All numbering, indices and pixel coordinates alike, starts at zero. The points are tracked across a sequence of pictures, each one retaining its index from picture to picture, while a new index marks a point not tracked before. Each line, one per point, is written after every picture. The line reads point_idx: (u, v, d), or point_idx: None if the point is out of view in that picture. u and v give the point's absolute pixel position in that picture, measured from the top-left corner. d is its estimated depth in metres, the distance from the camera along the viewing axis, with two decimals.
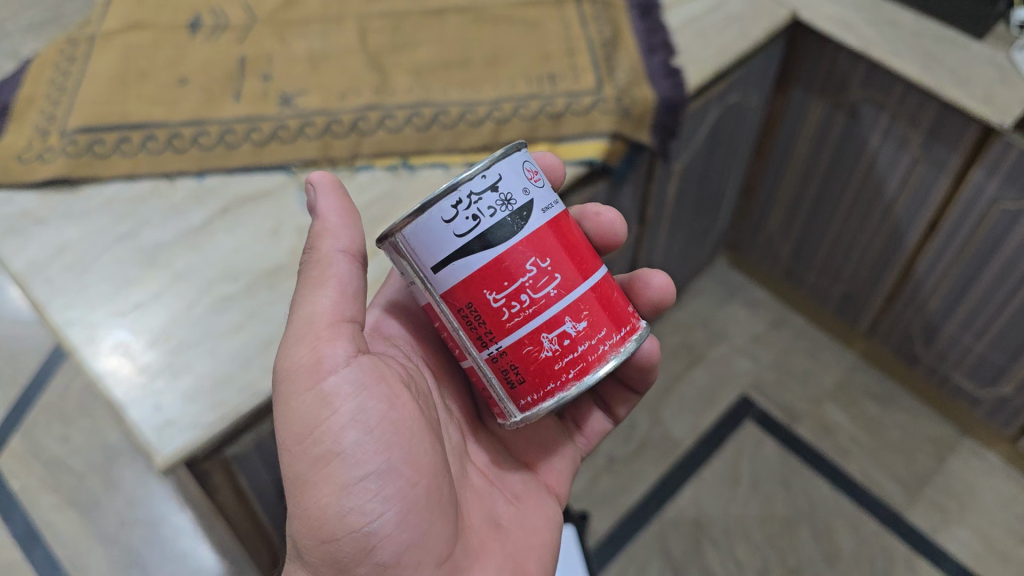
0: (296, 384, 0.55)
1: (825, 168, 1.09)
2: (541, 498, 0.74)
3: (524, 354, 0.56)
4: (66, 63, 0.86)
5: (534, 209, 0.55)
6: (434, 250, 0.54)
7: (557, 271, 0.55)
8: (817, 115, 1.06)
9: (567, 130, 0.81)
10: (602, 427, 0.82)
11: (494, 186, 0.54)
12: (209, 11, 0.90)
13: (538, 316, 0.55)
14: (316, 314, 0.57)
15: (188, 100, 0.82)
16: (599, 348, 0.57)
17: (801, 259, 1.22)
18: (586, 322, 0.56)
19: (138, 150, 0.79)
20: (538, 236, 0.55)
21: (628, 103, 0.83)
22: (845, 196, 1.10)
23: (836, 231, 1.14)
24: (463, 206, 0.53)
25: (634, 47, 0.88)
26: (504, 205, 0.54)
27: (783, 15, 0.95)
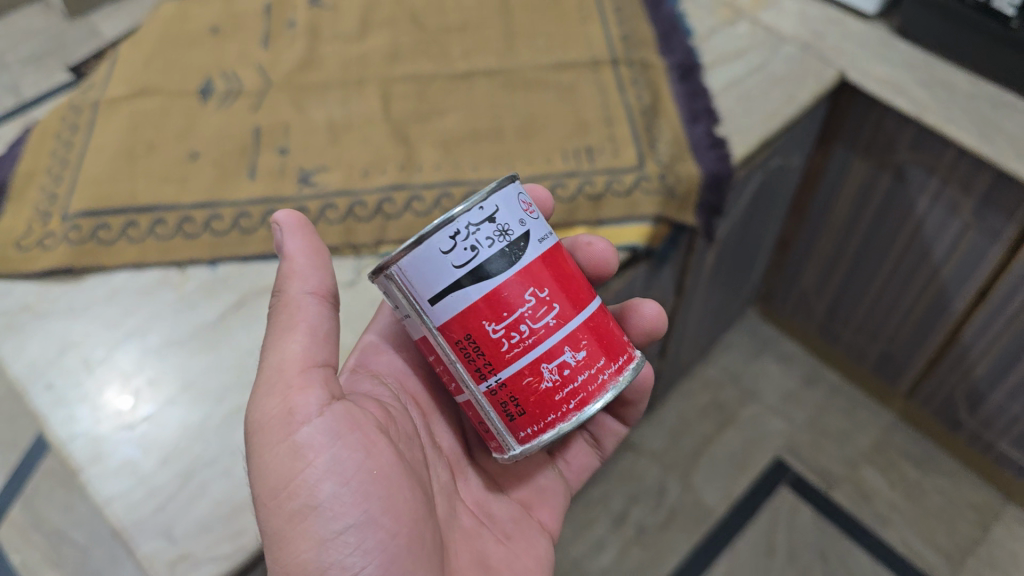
0: (269, 435, 0.52)
1: (866, 229, 1.02)
2: (533, 536, 0.71)
3: (524, 386, 0.53)
4: (69, 133, 0.81)
5: (530, 239, 0.53)
6: (431, 283, 0.51)
7: (556, 301, 0.53)
8: (859, 175, 0.98)
9: (607, 212, 0.75)
10: (591, 461, 0.80)
11: (490, 216, 0.52)
12: (219, 73, 0.84)
13: (538, 346, 0.53)
14: (285, 361, 0.54)
15: (200, 177, 0.77)
16: (598, 377, 0.55)
17: (839, 318, 1.14)
18: (585, 352, 0.54)
19: (145, 235, 0.74)
20: (535, 267, 0.53)
21: (673, 181, 0.77)
22: (887, 258, 1.02)
23: (875, 293, 1.07)
24: (461, 237, 0.51)
25: (677, 115, 0.82)
26: (502, 236, 0.52)
27: (830, 76, 0.87)
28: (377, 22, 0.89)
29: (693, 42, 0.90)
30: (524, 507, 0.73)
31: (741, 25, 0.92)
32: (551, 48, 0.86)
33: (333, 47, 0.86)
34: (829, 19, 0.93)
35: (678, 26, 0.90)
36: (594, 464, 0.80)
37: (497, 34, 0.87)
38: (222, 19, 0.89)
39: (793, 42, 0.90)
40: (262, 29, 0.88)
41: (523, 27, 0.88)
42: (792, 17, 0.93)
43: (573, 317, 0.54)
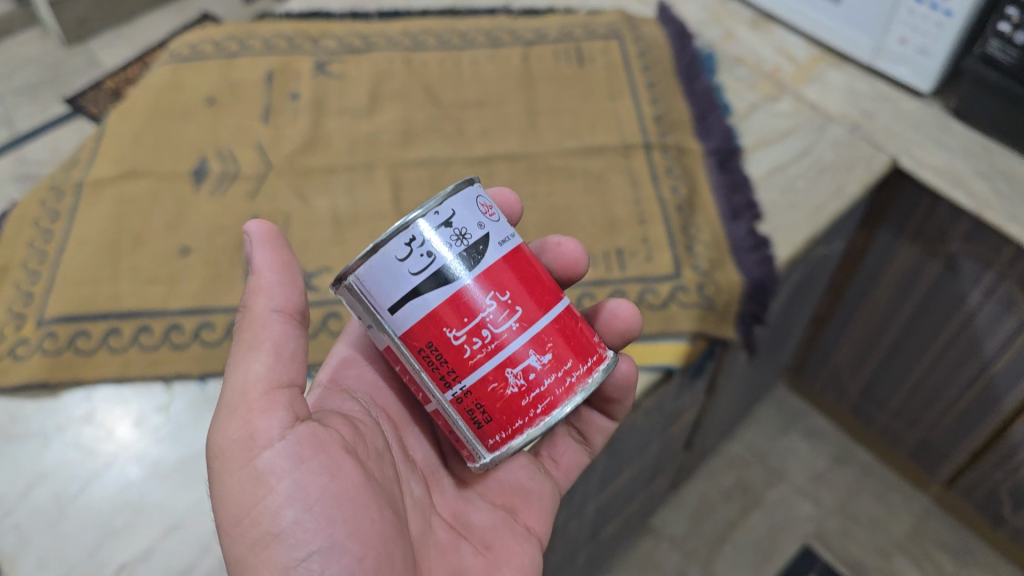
0: (228, 461, 0.46)
1: (910, 314, 0.94)
2: (519, 542, 0.58)
3: (489, 392, 0.47)
4: (49, 220, 0.74)
5: (491, 242, 0.47)
6: (387, 291, 0.46)
7: (520, 304, 0.47)
8: (906, 260, 0.91)
9: (640, 327, 0.68)
10: (579, 459, 0.65)
11: (447, 218, 0.46)
12: (215, 153, 0.77)
13: (501, 353, 0.47)
14: (247, 378, 0.47)
15: (190, 279, 0.69)
16: (567, 378, 0.48)
17: (875, 399, 1.07)
18: (551, 355, 0.48)
19: (128, 344, 0.66)
20: (498, 271, 0.47)
21: (713, 292, 0.69)
22: (932, 346, 0.94)
23: (917, 379, 0.99)
24: (416, 243, 0.45)
25: (716, 212, 0.75)
26: (459, 241, 0.46)
27: (882, 161, 0.80)
28: (388, 95, 0.81)
29: (731, 121, 0.82)
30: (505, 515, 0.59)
31: (783, 101, 0.84)
32: (577, 130, 0.79)
33: (339, 124, 0.79)
34: (881, 96, 0.85)
35: (716, 104, 0.83)
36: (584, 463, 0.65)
37: (519, 112, 0.80)
38: (218, 89, 0.81)
39: (840, 122, 0.83)
40: (262, 103, 0.80)
41: (547, 104, 0.81)
42: (840, 92, 0.86)
43: (538, 319, 0.48)
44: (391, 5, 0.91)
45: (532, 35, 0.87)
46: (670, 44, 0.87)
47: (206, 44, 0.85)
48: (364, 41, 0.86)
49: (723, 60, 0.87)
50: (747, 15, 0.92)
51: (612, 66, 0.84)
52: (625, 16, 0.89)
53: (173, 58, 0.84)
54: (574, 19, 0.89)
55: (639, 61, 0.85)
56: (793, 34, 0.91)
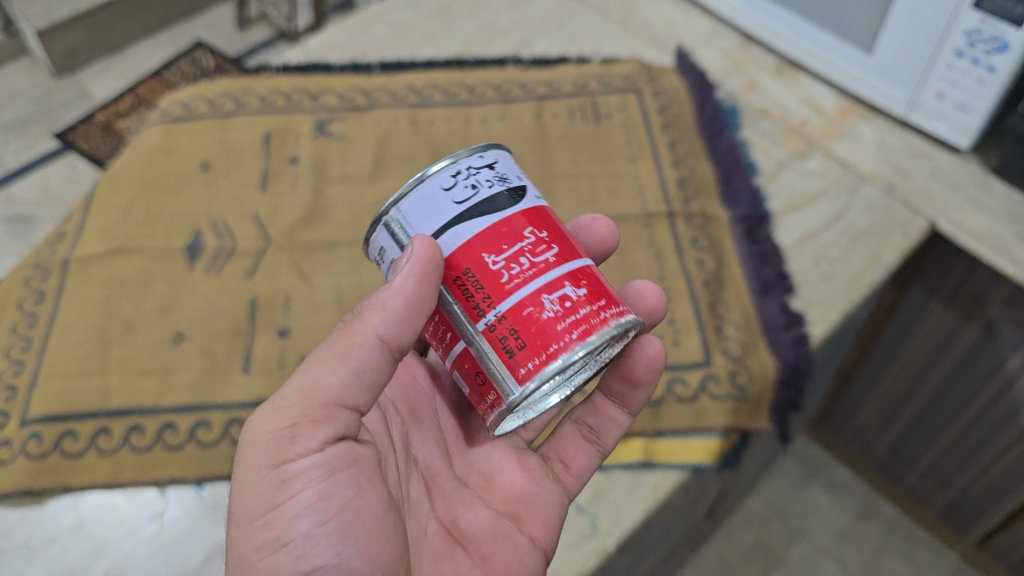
0: (259, 454, 0.43)
1: (946, 374, 0.90)
2: (515, 556, 0.49)
3: (522, 318, 0.42)
4: (34, 302, 0.69)
5: (529, 193, 0.46)
6: (429, 223, 0.44)
7: (556, 242, 0.44)
8: (940, 321, 0.86)
9: (669, 422, 0.63)
10: (592, 463, 0.56)
11: (491, 164, 0.46)
12: (210, 227, 0.72)
13: (539, 278, 0.42)
14: (313, 377, 0.44)
15: (186, 370, 0.65)
16: (604, 314, 0.42)
17: (906, 456, 1.03)
18: (589, 290, 0.43)
19: (119, 445, 0.62)
20: (537, 214, 0.45)
21: (745, 380, 0.65)
22: (969, 408, 0.90)
23: (952, 439, 0.95)
24: (461, 175, 0.45)
25: (747, 288, 0.71)
26: (501, 180, 0.45)
27: (918, 225, 0.75)
28: (393, 157, 0.76)
29: (759, 182, 0.78)
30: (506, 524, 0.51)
31: (812, 159, 0.80)
32: (596, 196, 0.74)
33: (341, 190, 0.74)
34: (915, 152, 0.80)
35: (742, 163, 0.78)
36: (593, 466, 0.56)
37: (533, 176, 0.75)
38: (212, 153, 0.76)
39: (874, 182, 0.78)
40: (259, 169, 0.76)
41: (562, 167, 0.76)
42: (871, 148, 0.81)
43: (572, 259, 0.44)
44: (394, 55, 0.86)
45: (545, 88, 0.82)
46: (692, 97, 0.83)
47: (200, 103, 0.80)
48: (367, 97, 0.81)
49: (748, 112, 0.83)
50: (770, 61, 0.87)
51: (631, 124, 0.80)
52: (643, 66, 0.84)
53: (165, 118, 0.80)
54: (589, 69, 0.84)
55: (660, 118, 0.80)
56: (819, 82, 0.85)
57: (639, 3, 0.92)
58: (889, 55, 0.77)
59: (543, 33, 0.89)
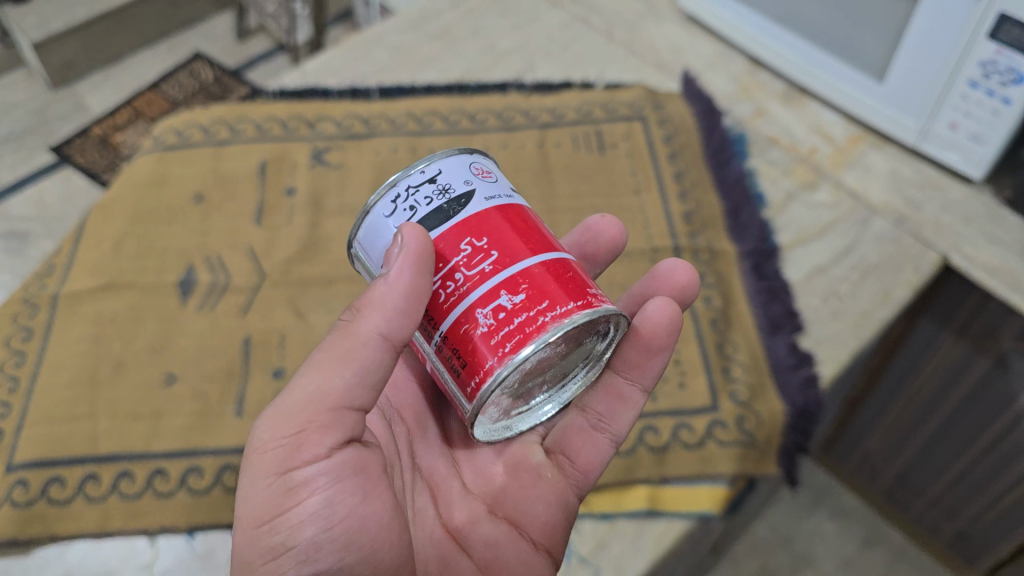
0: (265, 458, 0.42)
1: (954, 406, 0.88)
2: (520, 560, 0.49)
3: (459, 337, 0.41)
4: (21, 340, 0.67)
5: (476, 196, 0.43)
6: (379, 251, 0.44)
7: (496, 247, 0.41)
8: (950, 354, 0.84)
9: (674, 469, 0.62)
10: (604, 455, 0.54)
11: (432, 175, 0.43)
12: (204, 261, 0.70)
13: (469, 295, 0.41)
14: (316, 375, 0.42)
15: (177, 413, 0.63)
16: (541, 318, 0.40)
17: (913, 484, 1.00)
18: (525, 293, 0.40)
19: (107, 492, 0.60)
20: (481, 218, 0.42)
21: (753, 425, 0.63)
22: (977, 440, 0.88)
23: (959, 470, 0.92)
24: (400, 200, 0.43)
25: (755, 327, 0.69)
26: (440, 193, 0.43)
27: (931, 259, 0.72)
28: None
29: (766, 215, 0.77)
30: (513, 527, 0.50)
31: (822, 190, 0.78)
32: None
33: (339, 223, 0.72)
34: (927, 183, 0.78)
35: (750, 195, 0.76)
36: (604, 457, 0.54)
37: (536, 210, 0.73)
38: (207, 184, 0.75)
39: (886, 214, 0.76)
40: (255, 201, 0.74)
41: (565, 199, 0.74)
42: (882, 177, 0.78)
43: (514, 260, 0.41)
44: (394, 80, 0.84)
45: (548, 115, 0.81)
46: (698, 124, 0.81)
47: (194, 130, 0.79)
48: (366, 124, 0.79)
49: (756, 141, 0.81)
50: (778, 87, 0.85)
51: (636, 154, 0.78)
52: (649, 92, 0.83)
53: (159, 146, 0.78)
54: (593, 96, 0.83)
55: (665, 147, 0.79)
56: (829, 109, 0.83)
57: (644, 25, 0.90)
58: (901, 83, 0.75)
59: (546, 57, 0.87)
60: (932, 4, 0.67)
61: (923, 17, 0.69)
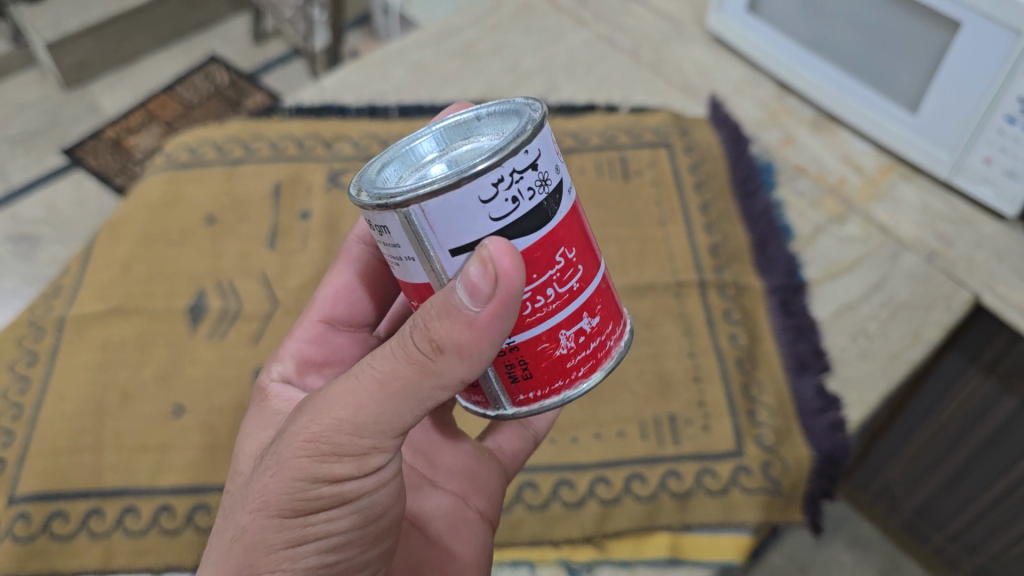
0: (308, 461, 0.37)
1: (975, 445, 0.83)
2: (470, 528, 0.49)
3: (534, 354, 0.38)
4: (27, 365, 0.65)
5: (563, 190, 0.36)
6: (454, 235, 0.34)
7: (582, 261, 0.38)
8: (972, 391, 0.80)
9: (696, 516, 0.60)
10: (527, 449, 0.55)
11: (534, 158, 0.35)
12: (214, 287, 0.69)
13: (559, 315, 0.37)
14: (385, 400, 0.37)
15: (184, 446, 0.61)
16: (607, 343, 0.40)
17: (935, 516, 0.96)
18: (601, 315, 0.39)
19: (111, 528, 0.58)
20: (570, 221, 0.37)
21: (779, 472, 0.61)
22: (999, 480, 0.83)
23: (981, 507, 0.88)
24: (504, 182, 0.33)
25: (782, 368, 0.66)
26: (542, 186, 0.35)
27: (963, 298, 0.68)
28: None
29: (793, 248, 0.74)
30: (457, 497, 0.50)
31: (851, 222, 0.75)
32: (623, 264, 0.72)
33: None
34: (959, 219, 0.74)
35: (776, 227, 0.74)
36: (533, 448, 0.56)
37: None
38: (219, 205, 0.73)
39: (916, 249, 0.72)
40: (268, 224, 0.72)
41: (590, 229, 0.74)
42: (913, 211, 0.75)
43: (593, 276, 0.39)
44: (413, 98, 0.82)
45: (571, 140, 0.80)
46: (725, 152, 0.79)
47: (207, 147, 0.77)
48: (384, 145, 0.77)
49: (784, 169, 0.79)
50: (808, 114, 0.83)
51: (661, 183, 0.78)
52: (675, 117, 0.82)
53: (171, 163, 0.77)
54: (618, 119, 0.82)
55: (692, 177, 0.78)
56: (859, 137, 0.81)
57: (671, 46, 0.88)
58: (935, 113, 0.71)
59: (569, 77, 0.86)
60: (974, 30, 0.64)
61: (963, 42, 0.65)
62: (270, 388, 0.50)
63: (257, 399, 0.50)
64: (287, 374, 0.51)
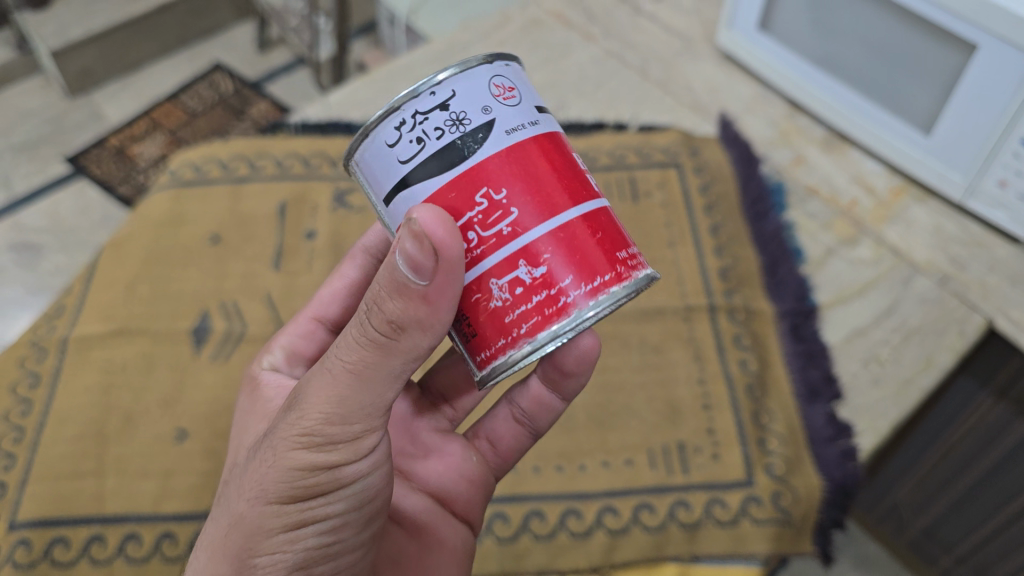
0: (298, 449, 0.38)
1: (982, 471, 0.79)
2: (449, 530, 0.51)
3: (473, 306, 0.39)
4: (28, 387, 0.65)
5: (493, 131, 0.37)
6: (383, 180, 0.39)
7: (516, 204, 0.37)
8: (983, 415, 0.76)
9: (707, 547, 0.59)
10: (524, 445, 0.55)
11: (444, 101, 0.37)
12: (219, 308, 0.68)
13: (482, 260, 0.37)
14: (361, 383, 0.38)
15: (187, 472, 0.60)
16: (564, 300, 0.37)
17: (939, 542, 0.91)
18: (547, 267, 0.37)
19: (113, 555, 0.57)
20: (498, 164, 0.37)
21: (789, 502, 0.60)
22: (1006, 509, 0.79)
23: (987, 535, 0.84)
24: (405, 125, 0.37)
25: (792, 396, 0.65)
26: (454, 126, 0.37)
27: (976, 324, 0.67)
28: None
29: (804, 271, 0.73)
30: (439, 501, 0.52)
31: (863, 245, 0.74)
32: None
33: None
34: (972, 241, 0.73)
35: (787, 249, 0.73)
36: (526, 447, 0.55)
37: None
38: (224, 225, 0.73)
39: (929, 273, 0.71)
40: (273, 245, 0.72)
41: None
42: (926, 234, 0.74)
43: (535, 223, 0.37)
44: None
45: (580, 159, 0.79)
46: (736, 173, 0.78)
47: (212, 165, 0.76)
48: None
49: (794, 191, 0.78)
50: (819, 133, 0.82)
51: (671, 205, 0.77)
52: (685, 137, 0.81)
53: (176, 181, 0.76)
54: (627, 139, 0.81)
55: (702, 199, 0.77)
56: (871, 158, 0.80)
57: (681, 65, 0.88)
58: (949, 135, 0.70)
59: (579, 95, 0.85)
60: (991, 53, 0.63)
61: (979, 65, 0.64)
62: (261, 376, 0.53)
63: (248, 389, 0.53)
64: (276, 364, 0.55)
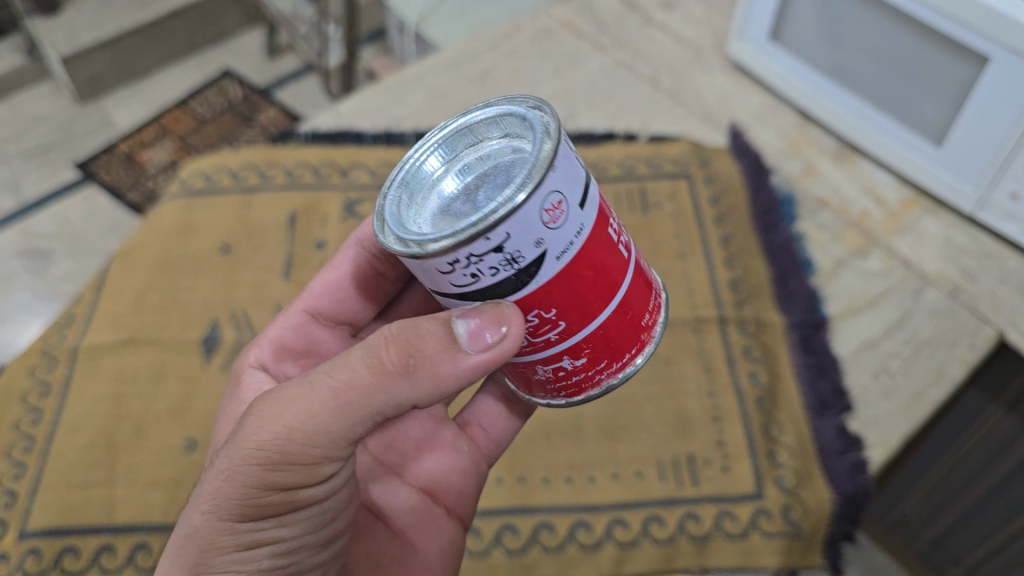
0: (255, 465, 0.38)
1: (988, 486, 0.79)
2: (436, 527, 0.50)
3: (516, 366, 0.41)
4: (40, 395, 0.65)
5: (545, 261, 0.34)
6: (429, 280, 0.36)
7: (564, 319, 0.36)
8: (992, 428, 0.76)
9: (715, 560, 0.59)
10: (514, 427, 0.56)
11: (501, 241, 0.32)
12: (229, 318, 0.68)
13: (532, 353, 0.39)
14: (338, 411, 0.39)
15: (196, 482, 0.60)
16: (595, 377, 0.40)
17: (943, 556, 0.90)
18: (585, 361, 0.39)
19: (124, 563, 0.57)
20: (553, 287, 0.35)
21: (799, 516, 0.60)
22: (1010, 525, 0.79)
23: (988, 553, 0.84)
24: (459, 264, 0.33)
25: (802, 408, 0.65)
26: (510, 267, 0.33)
27: (988, 336, 0.67)
28: None
29: (815, 282, 0.73)
30: (427, 495, 0.52)
31: (873, 257, 0.74)
32: None
33: None
34: (983, 252, 0.73)
35: (797, 260, 0.73)
36: (515, 428, 0.56)
37: None
38: (234, 234, 0.73)
39: (939, 285, 0.71)
40: (283, 254, 0.72)
41: None
42: (936, 246, 0.74)
43: (584, 328, 0.37)
44: (430, 123, 0.81)
45: (590, 168, 0.79)
46: (746, 184, 0.78)
47: (222, 174, 0.77)
48: None
49: (804, 202, 0.78)
50: (829, 144, 0.82)
51: (681, 216, 0.77)
52: (695, 147, 0.81)
53: (187, 190, 0.76)
54: (637, 149, 0.81)
55: (711, 210, 0.77)
56: (882, 169, 0.80)
57: (691, 75, 0.88)
58: (960, 146, 0.70)
59: (588, 105, 0.86)
60: (1005, 64, 0.62)
61: (991, 78, 0.64)
62: (243, 374, 0.52)
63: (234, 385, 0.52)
64: (262, 358, 0.54)
